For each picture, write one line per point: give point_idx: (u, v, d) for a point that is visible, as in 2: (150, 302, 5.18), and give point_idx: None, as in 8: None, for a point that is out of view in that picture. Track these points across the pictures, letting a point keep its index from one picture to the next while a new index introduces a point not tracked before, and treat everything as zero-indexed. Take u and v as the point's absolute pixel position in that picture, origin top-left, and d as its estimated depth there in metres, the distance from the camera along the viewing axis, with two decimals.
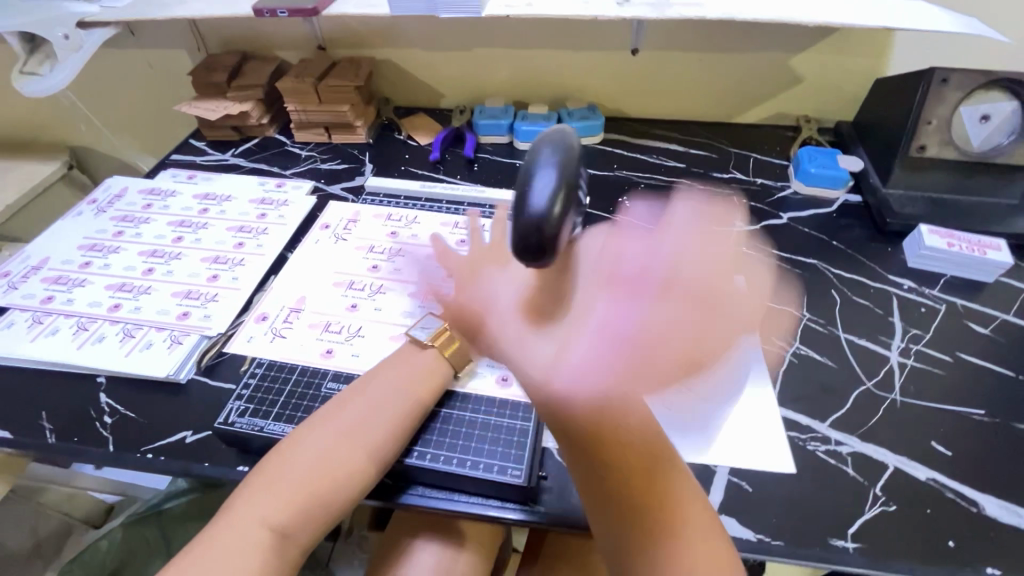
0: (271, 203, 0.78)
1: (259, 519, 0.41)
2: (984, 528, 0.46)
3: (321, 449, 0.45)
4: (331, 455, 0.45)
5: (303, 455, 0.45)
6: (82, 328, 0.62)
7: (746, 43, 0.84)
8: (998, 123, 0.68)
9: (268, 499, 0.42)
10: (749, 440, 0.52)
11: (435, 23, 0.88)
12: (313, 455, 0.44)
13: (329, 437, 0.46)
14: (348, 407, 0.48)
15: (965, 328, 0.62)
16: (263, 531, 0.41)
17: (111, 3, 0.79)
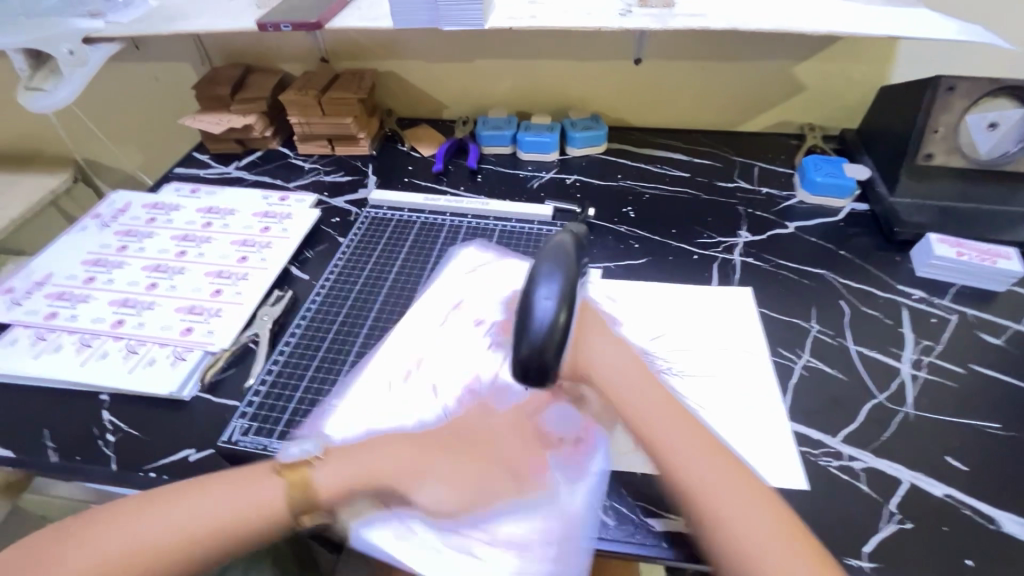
0: (274, 217, 0.78)
1: (71, 569, 0.39)
2: (1003, 546, 0.45)
3: (171, 527, 0.41)
4: (207, 521, 0.41)
5: (155, 523, 0.41)
6: (85, 344, 0.61)
7: (749, 52, 0.84)
8: (1005, 131, 0.68)
9: (91, 552, 0.39)
10: (760, 456, 0.51)
11: (438, 35, 0.88)
12: (164, 528, 0.41)
13: (186, 518, 0.41)
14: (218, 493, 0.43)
15: (977, 338, 0.61)
16: None
17: (116, 18, 0.79)
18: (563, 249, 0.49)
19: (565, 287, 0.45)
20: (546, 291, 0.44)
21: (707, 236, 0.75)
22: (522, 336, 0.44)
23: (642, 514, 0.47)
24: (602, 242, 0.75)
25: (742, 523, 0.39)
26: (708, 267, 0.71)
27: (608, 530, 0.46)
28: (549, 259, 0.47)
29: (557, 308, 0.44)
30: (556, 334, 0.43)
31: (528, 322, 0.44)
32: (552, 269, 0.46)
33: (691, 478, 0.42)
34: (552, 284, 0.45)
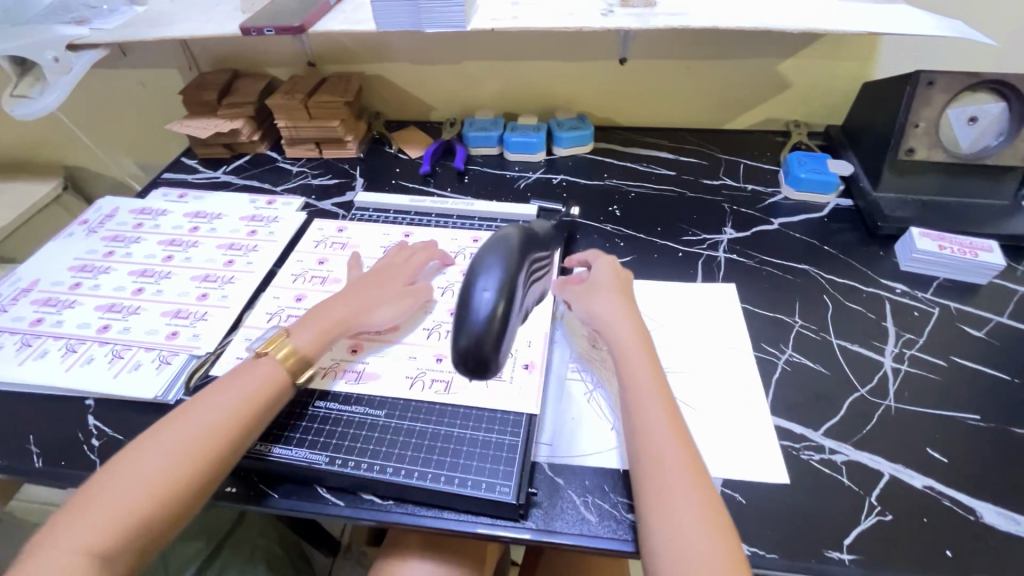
0: (261, 220, 0.78)
1: (78, 546, 0.38)
2: (982, 536, 0.46)
3: (169, 457, 0.43)
4: (223, 414, 0.47)
5: (150, 462, 0.43)
6: (70, 350, 0.62)
7: (733, 51, 0.84)
8: (984, 125, 0.69)
9: (95, 521, 0.40)
10: (743, 451, 0.51)
11: (423, 37, 0.88)
12: (160, 463, 0.43)
13: (181, 443, 0.44)
14: (200, 411, 0.46)
15: (958, 331, 0.61)
16: (84, 557, 0.38)
17: (100, 25, 0.80)
18: (511, 240, 0.50)
19: (505, 278, 0.47)
20: (486, 282, 0.46)
21: (692, 233, 0.76)
22: (462, 328, 0.46)
23: (623, 510, 0.47)
24: (588, 241, 0.75)
25: (676, 526, 0.40)
26: (693, 264, 0.71)
27: (588, 526, 0.47)
28: (492, 251, 0.49)
29: (496, 299, 0.46)
30: (494, 326, 0.46)
31: (468, 312, 0.46)
32: (495, 261, 0.48)
33: (651, 473, 0.43)
34: (493, 274, 0.47)
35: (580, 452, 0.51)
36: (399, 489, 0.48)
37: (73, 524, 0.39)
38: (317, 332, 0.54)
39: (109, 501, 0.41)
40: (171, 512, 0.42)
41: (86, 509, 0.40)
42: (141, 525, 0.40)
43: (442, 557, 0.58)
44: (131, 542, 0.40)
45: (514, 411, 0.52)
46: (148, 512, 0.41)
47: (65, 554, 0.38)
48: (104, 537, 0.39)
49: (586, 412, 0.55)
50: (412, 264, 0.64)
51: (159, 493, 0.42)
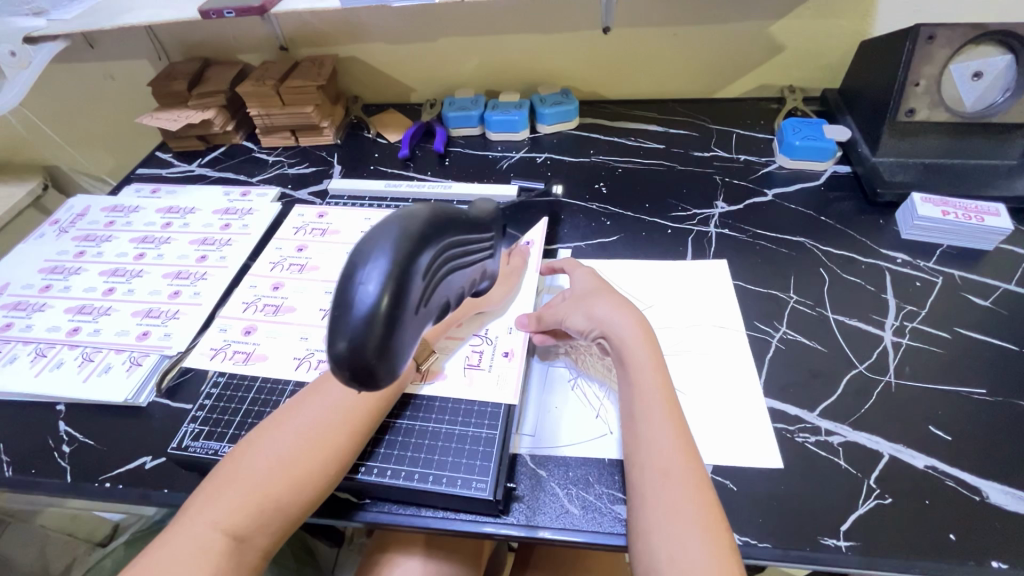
0: (235, 213, 0.76)
1: (216, 524, 0.40)
2: (988, 517, 0.43)
3: (293, 445, 0.43)
4: (351, 399, 0.46)
5: (276, 449, 0.43)
6: (40, 354, 0.60)
7: (722, 14, 0.80)
8: (989, 81, 0.65)
9: (228, 502, 0.41)
10: (735, 436, 0.49)
11: (396, 14, 0.84)
12: (283, 450, 0.43)
13: (301, 432, 0.44)
14: (320, 399, 0.46)
15: (963, 300, 0.58)
16: (220, 536, 0.39)
17: (58, 15, 0.77)
18: (417, 213, 0.33)
19: (397, 266, 0.30)
20: (367, 270, 0.30)
21: (681, 209, 0.72)
22: (335, 329, 0.30)
23: (608, 502, 0.45)
24: (573, 221, 0.72)
25: (677, 544, 0.37)
26: (682, 242, 0.68)
27: (572, 519, 0.45)
28: (384, 225, 0.32)
29: (381, 293, 0.29)
30: (378, 329, 0.29)
31: (341, 313, 0.30)
32: (384, 239, 0.31)
33: (659, 490, 0.40)
34: (380, 258, 0.30)
35: (563, 442, 0.49)
36: (369, 486, 0.46)
37: (213, 500, 0.41)
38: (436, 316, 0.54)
39: (243, 484, 0.41)
40: (302, 499, 0.42)
41: (227, 487, 0.41)
42: (273, 509, 0.41)
43: (434, 553, 0.56)
44: (266, 523, 0.41)
45: (491, 403, 0.50)
46: (281, 498, 0.42)
47: (206, 531, 0.39)
48: (242, 517, 0.40)
49: (569, 399, 0.52)
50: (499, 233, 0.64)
51: (289, 479, 0.42)
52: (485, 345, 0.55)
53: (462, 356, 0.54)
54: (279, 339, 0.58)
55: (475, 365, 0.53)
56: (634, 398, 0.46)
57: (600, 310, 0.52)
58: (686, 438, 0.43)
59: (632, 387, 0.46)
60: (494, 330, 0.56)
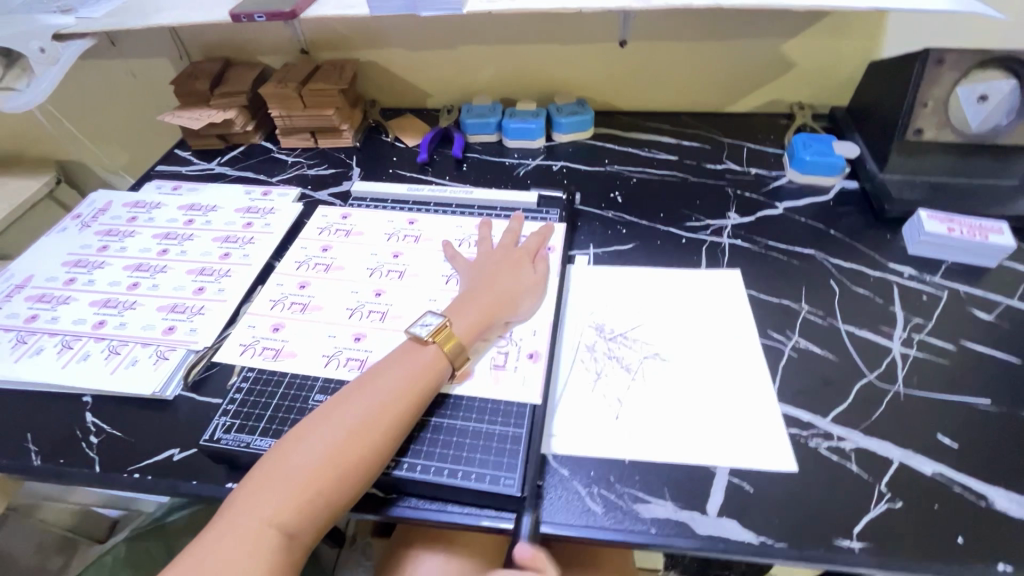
0: (257, 212, 0.77)
1: (265, 520, 0.41)
2: (993, 522, 0.45)
3: (337, 443, 0.44)
4: (389, 399, 0.48)
5: (318, 448, 0.44)
6: (67, 346, 0.61)
7: (736, 30, 0.82)
8: (995, 104, 0.67)
9: (275, 498, 0.42)
10: (751, 439, 0.50)
11: (417, 21, 0.86)
12: (327, 449, 0.44)
13: (346, 431, 0.45)
14: (363, 399, 0.47)
15: (968, 314, 0.60)
16: (269, 533, 0.41)
17: (87, 13, 0.78)
18: None
19: None
20: None
21: (695, 219, 0.74)
22: None
23: (629, 501, 0.47)
24: (589, 228, 0.74)
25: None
26: (696, 251, 0.70)
27: (594, 518, 0.46)
28: None
29: None
30: None
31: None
32: None
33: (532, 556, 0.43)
34: None
35: (584, 444, 0.51)
36: (400, 480, 0.48)
37: (261, 497, 0.42)
38: (471, 323, 0.55)
39: (288, 482, 0.42)
40: (347, 497, 0.44)
41: (273, 483, 0.42)
42: (320, 505, 0.43)
43: (453, 549, 0.57)
44: (312, 520, 0.42)
45: (517, 403, 0.52)
46: (327, 495, 0.43)
47: (256, 527, 0.41)
48: (290, 515, 0.41)
49: (591, 401, 0.54)
50: (507, 242, 0.65)
51: (336, 476, 0.43)
52: (511, 346, 0.56)
53: (487, 357, 0.56)
54: (306, 336, 0.59)
55: (499, 365, 0.55)
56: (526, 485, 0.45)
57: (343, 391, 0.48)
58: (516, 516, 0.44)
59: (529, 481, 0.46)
60: (519, 333, 0.57)
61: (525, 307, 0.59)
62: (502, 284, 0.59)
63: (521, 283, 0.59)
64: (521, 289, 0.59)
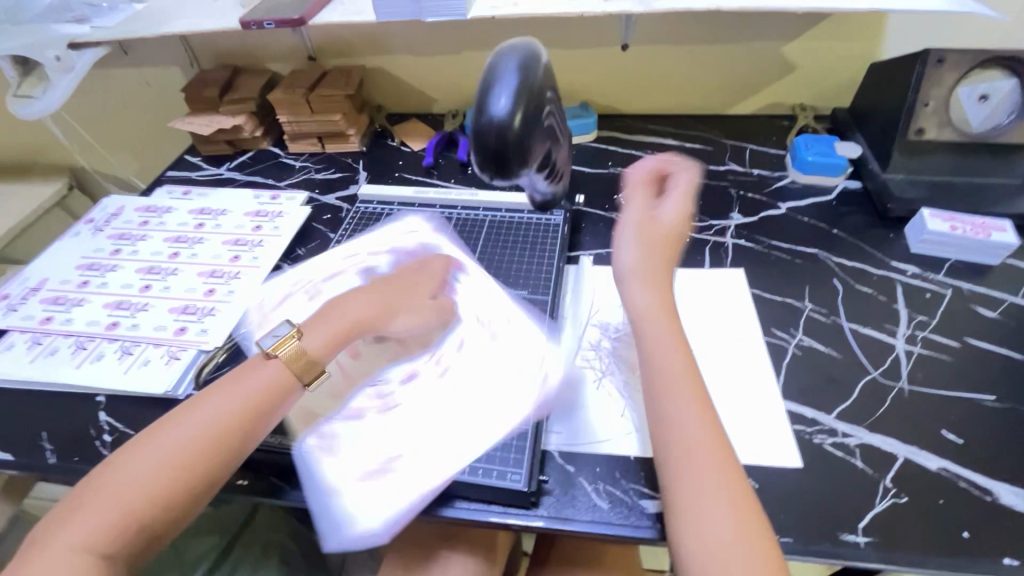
0: (265, 215, 0.78)
1: (69, 546, 0.39)
2: (999, 516, 0.45)
3: (161, 462, 0.42)
4: (217, 415, 0.45)
5: (140, 467, 0.42)
6: (81, 347, 0.62)
7: (737, 34, 0.83)
8: (995, 103, 0.68)
9: (83, 522, 0.40)
10: (755, 436, 0.51)
11: (423, 27, 0.87)
12: (150, 469, 0.42)
13: (170, 447, 0.43)
14: (195, 414, 0.45)
15: (972, 312, 0.61)
16: (75, 559, 0.39)
17: (101, 23, 0.80)
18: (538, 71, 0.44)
19: (521, 83, 0.42)
20: (501, 88, 0.42)
21: (699, 220, 0.75)
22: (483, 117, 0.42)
23: (635, 497, 0.47)
24: (594, 230, 0.74)
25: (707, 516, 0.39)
26: (700, 251, 0.70)
27: (601, 513, 0.47)
28: (513, 54, 0.44)
29: (512, 106, 0.41)
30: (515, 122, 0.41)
31: (477, 116, 0.42)
32: (513, 64, 0.43)
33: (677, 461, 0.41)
34: (509, 81, 0.42)
35: (591, 441, 0.51)
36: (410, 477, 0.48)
37: (73, 520, 0.40)
38: (326, 339, 0.52)
39: (102, 504, 0.40)
40: (165, 516, 0.42)
41: (84, 507, 0.40)
42: (140, 526, 0.41)
43: (457, 547, 0.58)
44: (123, 546, 0.40)
45: (524, 401, 0.52)
46: (146, 515, 0.41)
47: (60, 553, 0.39)
48: (99, 540, 0.39)
49: (596, 399, 0.54)
50: (432, 272, 0.63)
51: (160, 492, 0.42)
52: (527, 347, 0.57)
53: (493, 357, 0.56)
54: None
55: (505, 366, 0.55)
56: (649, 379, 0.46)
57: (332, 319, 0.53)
58: (710, 423, 0.43)
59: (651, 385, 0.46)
60: (525, 333, 0.58)
61: (405, 323, 0.57)
62: (381, 300, 0.57)
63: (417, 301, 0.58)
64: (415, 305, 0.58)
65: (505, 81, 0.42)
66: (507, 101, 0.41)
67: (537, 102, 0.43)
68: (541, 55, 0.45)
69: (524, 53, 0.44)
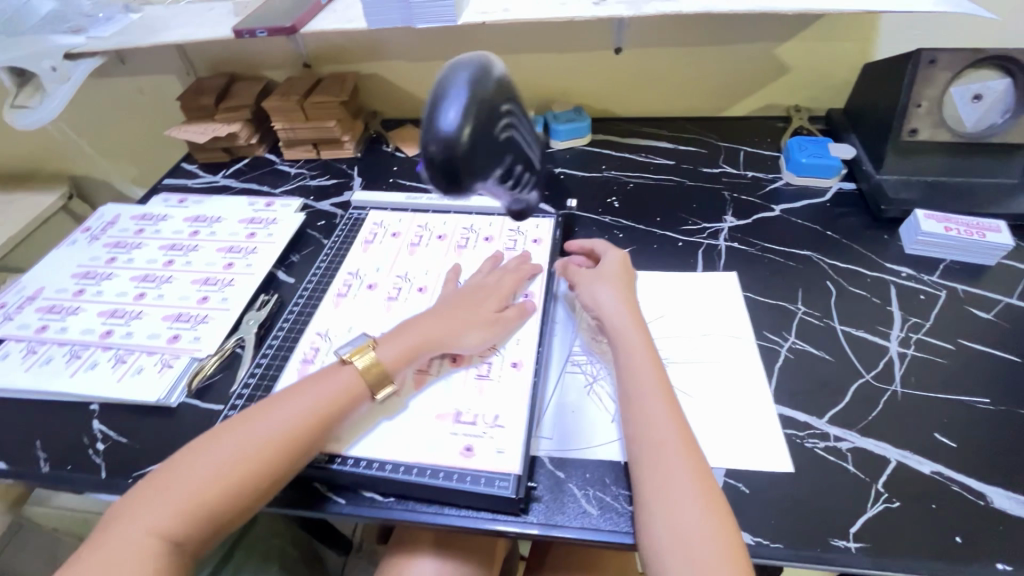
0: (260, 222, 0.78)
1: (146, 528, 0.41)
2: (993, 521, 0.45)
3: (235, 455, 0.44)
4: (292, 417, 0.47)
5: (214, 458, 0.44)
6: (75, 355, 0.62)
7: (729, 36, 0.83)
8: (989, 103, 0.67)
9: (158, 507, 0.42)
10: (747, 441, 0.50)
11: (416, 34, 0.88)
12: (222, 462, 0.44)
13: (246, 441, 0.45)
14: (268, 414, 0.47)
15: (966, 314, 0.60)
16: (150, 540, 0.41)
17: (97, 33, 0.81)
18: (490, 82, 0.39)
19: (470, 97, 0.38)
20: (447, 103, 0.37)
21: (692, 223, 0.75)
22: (427, 140, 0.38)
23: (624, 502, 0.47)
24: (587, 234, 0.74)
25: (678, 519, 0.41)
26: (693, 254, 0.70)
27: (590, 519, 0.46)
28: (465, 64, 0.39)
29: (459, 123, 0.37)
30: (461, 146, 0.38)
31: (426, 133, 0.38)
32: (462, 75, 0.38)
33: (652, 459, 0.44)
34: (456, 94, 0.38)
35: (582, 447, 0.51)
36: (398, 484, 0.48)
37: (150, 505, 0.42)
38: (399, 351, 0.53)
39: (181, 488, 0.43)
40: (234, 508, 0.44)
41: (162, 492, 0.43)
42: (206, 517, 0.43)
43: (450, 553, 0.57)
44: (196, 530, 0.42)
45: (512, 409, 0.52)
46: (220, 504, 0.43)
47: (137, 535, 0.40)
48: (175, 523, 0.41)
49: (587, 405, 0.54)
50: (508, 286, 0.61)
51: (230, 485, 0.43)
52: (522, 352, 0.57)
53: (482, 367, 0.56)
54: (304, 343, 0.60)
55: (488, 374, 0.55)
56: (631, 385, 0.50)
57: (401, 345, 0.54)
58: (681, 419, 0.47)
59: (625, 374, 0.51)
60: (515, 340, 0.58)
61: (472, 339, 0.56)
62: (454, 316, 0.57)
63: (485, 315, 0.57)
64: (485, 320, 0.57)
65: (456, 86, 0.38)
66: (455, 118, 0.37)
67: (491, 115, 0.39)
68: (498, 63, 0.41)
69: (476, 62, 0.39)
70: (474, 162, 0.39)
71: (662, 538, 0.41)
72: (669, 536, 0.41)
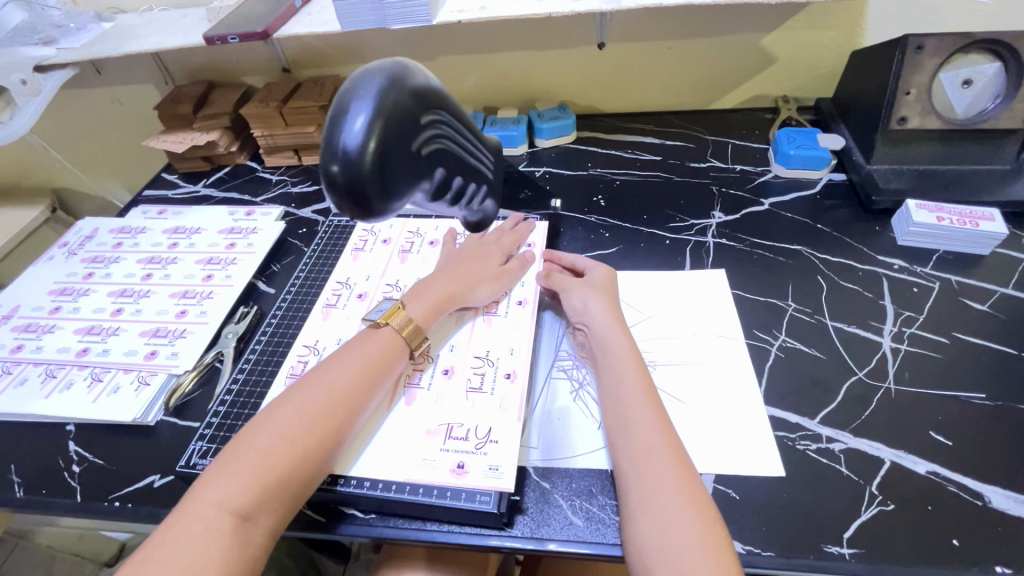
0: (240, 233, 0.77)
1: (217, 503, 0.40)
2: (991, 524, 0.43)
3: (296, 425, 0.45)
4: (341, 383, 0.48)
5: (273, 433, 0.44)
6: (50, 375, 0.61)
7: (713, 28, 0.81)
8: (980, 88, 0.66)
9: (226, 483, 0.41)
10: (737, 445, 0.49)
11: (395, 34, 0.86)
12: (283, 432, 0.44)
13: (303, 411, 0.46)
14: (316, 384, 0.48)
15: (961, 306, 0.59)
16: (223, 515, 0.40)
17: (67, 44, 0.79)
18: (403, 91, 0.39)
19: (376, 109, 0.37)
20: (350, 116, 0.37)
21: (679, 220, 0.73)
22: (328, 156, 0.37)
23: (612, 513, 0.46)
24: (573, 234, 0.73)
25: (666, 525, 0.40)
26: (681, 251, 0.69)
27: (576, 531, 0.45)
28: (372, 72, 0.39)
29: (364, 138, 0.37)
30: (367, 161, 0.37)
31: (329, 147, 0.37)
32: (370, 84, 0.38)
33: (637, 466, 0.43)
34: (360, 107, 0.37)
35: (568, 456, 0.50)
36: (378, 500, 0.47)
37: (215, 482, 0.41)
38: (427, 307, 0.56)
39: (246, 463, 0.42)
40: (304, 476, 0.44)
41: (228, 468, 0.42)
42: (280, 487, 0.42)
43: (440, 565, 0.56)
44: (268, 501, 0.42)
45: (492, 421, 0.50)
46: (290, 472, 0.43)
47: (209, 509, 0.40)
48: (247, 495, 0.41)
49: (574, 412, 0.53)
50: (508, 243, 0.66)
51: (296, 453, 0.44)
52: (504, 358, 0.55)
53: (463, 378, 0.54)
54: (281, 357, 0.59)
55: (475, 388, 0.53)
56: (616, 391, 0.49)
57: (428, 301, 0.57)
58: (666, 425, 0.46)
59: (610, 381, 0.50)
60: (496, 348, 0.56)
61: (486, 292, 0.60)
62: (467, 271, 0.60)
63: (491, 270, 0.61)
64: (492, 274, 0.61)
65: (367, 91, 0.37)
66: (359, 132, 0.36)
67: (403, 124, 0.39)
68: (412, 70, 0.41)
69: (387, 72, 0.39)
70: (393, 170, 0.39)
71: (648, 548, 0.40)
72: (658, 542, 0.39)
